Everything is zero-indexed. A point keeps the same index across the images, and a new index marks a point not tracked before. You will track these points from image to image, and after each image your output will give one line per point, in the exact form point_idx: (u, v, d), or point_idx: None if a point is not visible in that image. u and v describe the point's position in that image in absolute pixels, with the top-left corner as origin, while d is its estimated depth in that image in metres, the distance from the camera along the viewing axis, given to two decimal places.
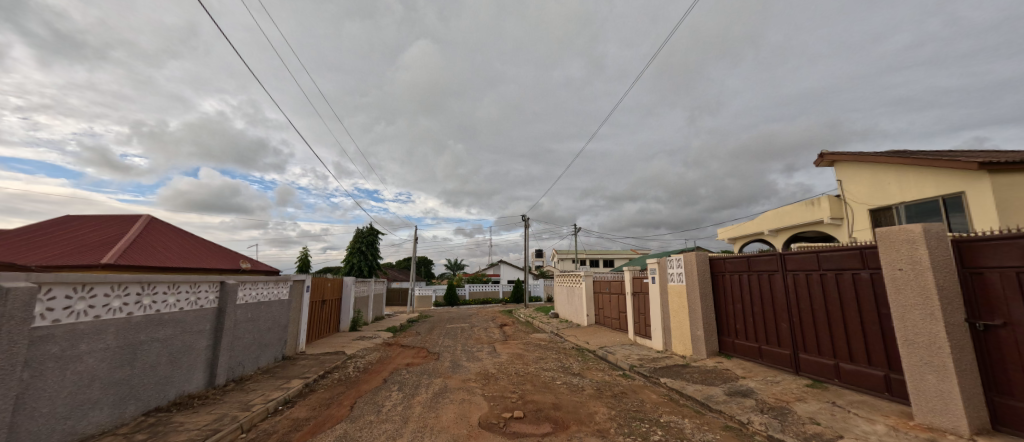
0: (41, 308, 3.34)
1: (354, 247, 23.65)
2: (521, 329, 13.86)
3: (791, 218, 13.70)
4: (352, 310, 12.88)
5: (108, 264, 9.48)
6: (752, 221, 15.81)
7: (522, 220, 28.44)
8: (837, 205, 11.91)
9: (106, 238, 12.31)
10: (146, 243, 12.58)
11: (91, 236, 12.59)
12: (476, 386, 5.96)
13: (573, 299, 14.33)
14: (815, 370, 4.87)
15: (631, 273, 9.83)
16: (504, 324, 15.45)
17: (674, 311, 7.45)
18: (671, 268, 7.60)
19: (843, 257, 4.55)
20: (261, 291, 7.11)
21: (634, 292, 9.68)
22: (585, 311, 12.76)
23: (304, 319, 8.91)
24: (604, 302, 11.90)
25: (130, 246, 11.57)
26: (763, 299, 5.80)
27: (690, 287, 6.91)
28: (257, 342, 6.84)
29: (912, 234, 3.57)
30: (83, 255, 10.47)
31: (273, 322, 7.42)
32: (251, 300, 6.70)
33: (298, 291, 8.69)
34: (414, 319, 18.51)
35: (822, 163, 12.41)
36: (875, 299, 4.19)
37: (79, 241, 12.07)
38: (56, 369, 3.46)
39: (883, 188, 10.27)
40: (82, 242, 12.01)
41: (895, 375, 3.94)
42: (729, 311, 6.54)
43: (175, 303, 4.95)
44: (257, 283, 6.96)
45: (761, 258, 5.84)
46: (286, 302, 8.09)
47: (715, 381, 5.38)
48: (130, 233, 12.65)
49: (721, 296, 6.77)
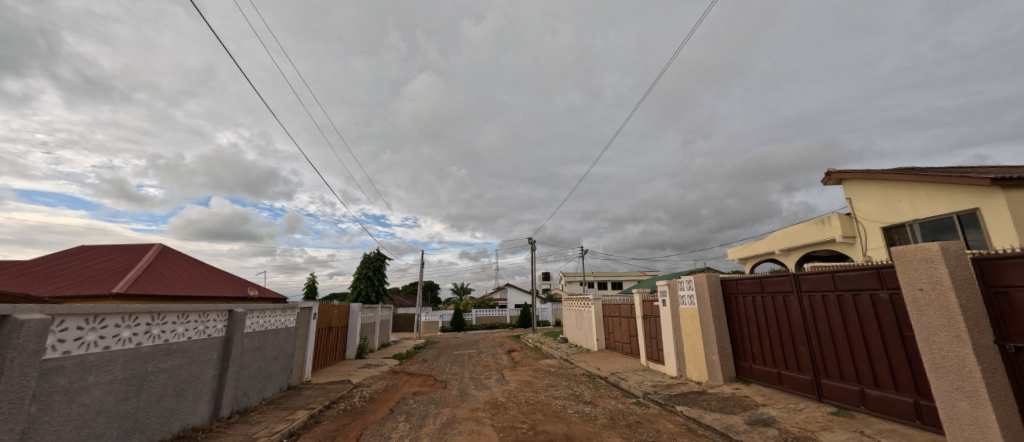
0: (53, 339, 3.36)
1: (360, 273, 23.62)
2: (530, 355, 13.53)
3: (802, 237, 13.50)
4: (358, 337, 12.71)
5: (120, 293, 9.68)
6: (762, 240, 15.57)
7: (529, 242, 28.10)
8: (848, 224, 11.84)
9: (118, 268, 12.58)
10: (157, 271, 12.83)
11: (104, 265, 12.90)
12: (485, 416, 5.77)
13: (582, 322, 14.03)
14: (837, 397, 4.65)
15: (641, 296, 9.65)
16: (512, 350, 15.09)
17: (687, 335, 7.29)
18: (682, 291, 7.56)
19: (860, 277, 4.43)
20: (269, 319, 7.10)
21: (645, 315, 9.48)
22: (595, 335, 12.48)
23: (310, 347, 8.78)
24: (614, 326, 11.66)
25: (142, 275, 11.85)
26: (779, 321, 5.62)
27: (703, 309, 6.76)
28: (263, 372, 6.76)
29: (929, 252, 3.48)
30: (95, 285, 10.68)
31: (279, 350, 7.35)
32: (257, 329, 6.63)
33: (304, 319, 8.63)
34: (421, 345, 18.23)
35: (830, 181, 12.44)
36: (897, 321, 4.05)
37: (92, 271, 12.37)
38: (64, 402, 3.45)
39: (894, 205, 10.25)
40: (94, 271, 12.28)
41: (926, 401, 3.76)
42: (744, 334, 6.34)
43: (183, 332, 4.94)
44: (264, 311, 6.93)
45: (774, 278, 5.72)
46: (293, 329, 8.02)
47: (734, 409, 5.16)
48: (142, 263, 12.95)
49: (734, 319, 6.58)
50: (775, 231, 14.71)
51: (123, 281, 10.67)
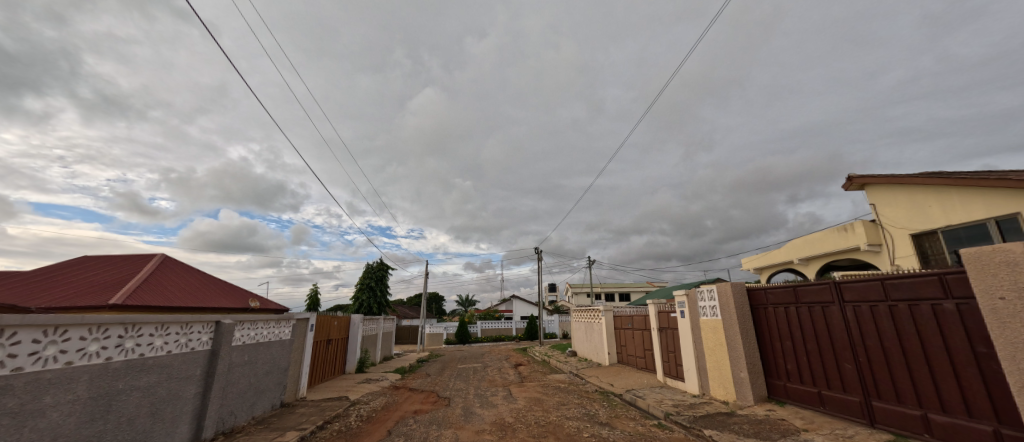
0: (2, 355, 2.94)
1: (361, 283, 23.16)
2: (538, 369, 12.90)
3: (824, 245, 12.87)
4: (359, 350, 12.21)
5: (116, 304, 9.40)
6: (779, 249, 14.92)
7: (535, 251, 27.53)
8: (873, 231, 11.34)
9: (119, 278, 12.48)
10: (158, 282, 12.71)
11: (105, 275, 12.82)
12: (492, 439, 5.22)
13: (592, 335, 13.40)
14: (894, 423, 4.06)
15: (656, 307, 9.10)
16: (519, 364, 14.47)
17: (711, 349, 6.78)
18: (702, 302, 7.14)
19: (918, 284, 3.90)
20: (261, 331, 6.64)
21: (661, 327, 8.91)
22: (606, 349, 11.84)
23: (307, 361, 8.32)
24: (626, 339, 11.06)
25: (142, 286, 11.72)
26: (818, 335, 5.03)
27: (728, 321, 6.23)
28: (253, 388, 6.29)
29: (1011, 254, 2.98)
30: (95, 297, 10.54)
31: (272, 364, 6.90)
32: (247, 342, 6.19)
33: (301, 330, 8.17)
34: (424, 358, 17.66)
35: (851, 187, 11.97)
36: (968, 335, 3.52)
37: (92, 281, 12.25)
38: (12, 426, 3.02)
39: (924, 212, 9.82)
40: (94, 282, 12.15)
41: (1009, 430, 3.21)
42: (776, 349, 5.74)
43: (161, 345, 4.52)
44: (256, 322, 6.49)
45: (811, 287, 5.16)
46: (288, 342, 7.57)
47: (772, 434, 4.59)
48: (143, 273, 12.86)
49: (764, 332, 5.99)
50: (793, 239, 14.12)
51: (124, 294, 10.54)
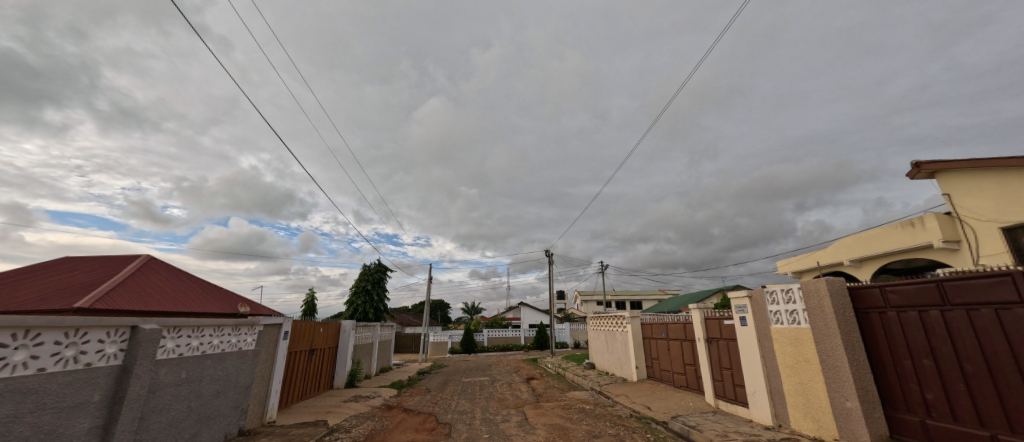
0: None
1: (358, 287, 21.71)
2: (554, 385, 11.26)
3: (884, 243, 11.15)
4: (351, 361, 10.71)
5: (81, 309, 8.19)
6: (826, 249, 13.21)
7: (545, 254, 25.94)
8: (949, 226, 9.64)
9: (93, 279, 11.24)
10: (136, 285, 11.47)
11: (80, 277, 11.61)
12: None
13: (614, 346, 11.74)
14: None
15: (701, 313, 7.50)
16: (531, 377, 12.82)
17: (793, 368, 5.18)
18: (775, 305, 5.56)
19: None
20: (210, 340, 5.17)
21: (709, 338, 7.29)
22: (633, 362, 10.19)
23: (279, 377, 6.85)
24: (659, 351, 9.42)
25: (116, 289, 10.47)
26: (988, 352, 3.43)
27: (824, 330, 4.64)
28: (194, 415, 4.82)
29: None
30: (60, 300, 9.29)
31: (225, 382, 5.42)
32: (186, 354, 4.73)
33: (271, 339, 6.70)
34: (426, 370, 16.08)
35: (919, 175, 10.30)
36: None
37: (63, 284, 11.02)
38: None
39: (1021, 200, 8.15)
40: (65, 284, 10.91)
41: None
42: (901, 371, 4.12)
43: (25, 362, 3.05)
44: (203, 328, 5.03)
45: (969, 281, 3.57)
46: (251, 354, 6.09)
47: None
48: (121, 274, 11.65)
49: (877, 347, 4.38)
50: (844, 237, 12.43)
51: (91, 297, 9.29)
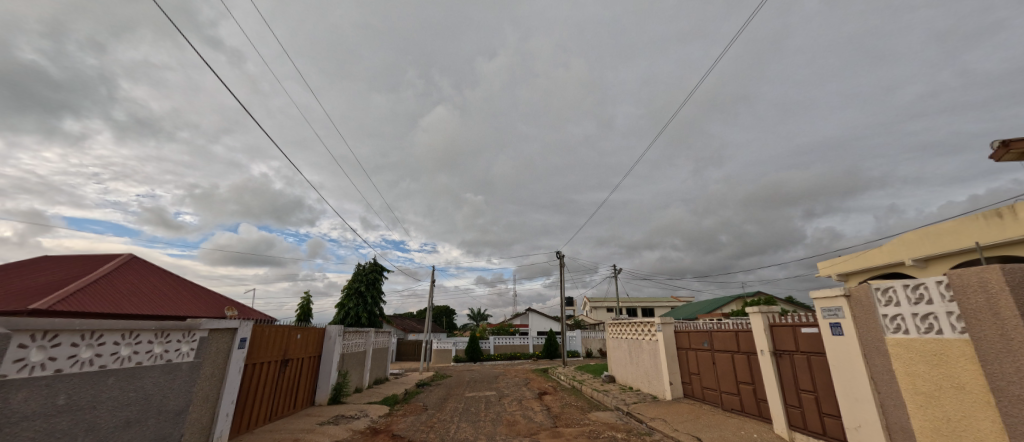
0: None
1: (348, 289, 20.30)
2: (571, 402, 9.72)
3: (959, 239, 9.47)
4: (338, 373, 9.29)
5: (27, 310, 7.01)
6: (882, 248, 11.51)
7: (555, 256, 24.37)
8: None
9: (63, 277, 10.19)
10: (109, 284, 10.37)
11: (50, 275, 10.58)
12: None
13: (641, 357, 10.15)
14: None
15: (765, 318, 5.94)
16: (544, 392, 11.26)
17: (932, 397, 3.63)
18: (895, 307, 4.03)
19: None
20: (113, 351, 3.75)
21: (777, 350, 5.72)
22: (666, 377, 8.61)
23: (232, 396, 5.44)
24: (701, 364, 7.84)
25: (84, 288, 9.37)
26: None
27: (999, 342, 3.09)
28: None
29: None
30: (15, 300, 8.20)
31: (139, 408, 3.99)
32: (66, 371, 3.31)
33: (222, 348, 5.30)
34: (426, 381, 14.58)
35: (1007, 156, 8.62)
36: None
37: (29, 282, 9.96)
38: None
39: None
40: (31, 283, 9.85)
41: None
42: None
43: None
44: (100, 334, 3.61)
45: None
46: (187, 369, 4.66)
47: None
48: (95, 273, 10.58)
49: None
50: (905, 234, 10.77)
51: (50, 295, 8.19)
